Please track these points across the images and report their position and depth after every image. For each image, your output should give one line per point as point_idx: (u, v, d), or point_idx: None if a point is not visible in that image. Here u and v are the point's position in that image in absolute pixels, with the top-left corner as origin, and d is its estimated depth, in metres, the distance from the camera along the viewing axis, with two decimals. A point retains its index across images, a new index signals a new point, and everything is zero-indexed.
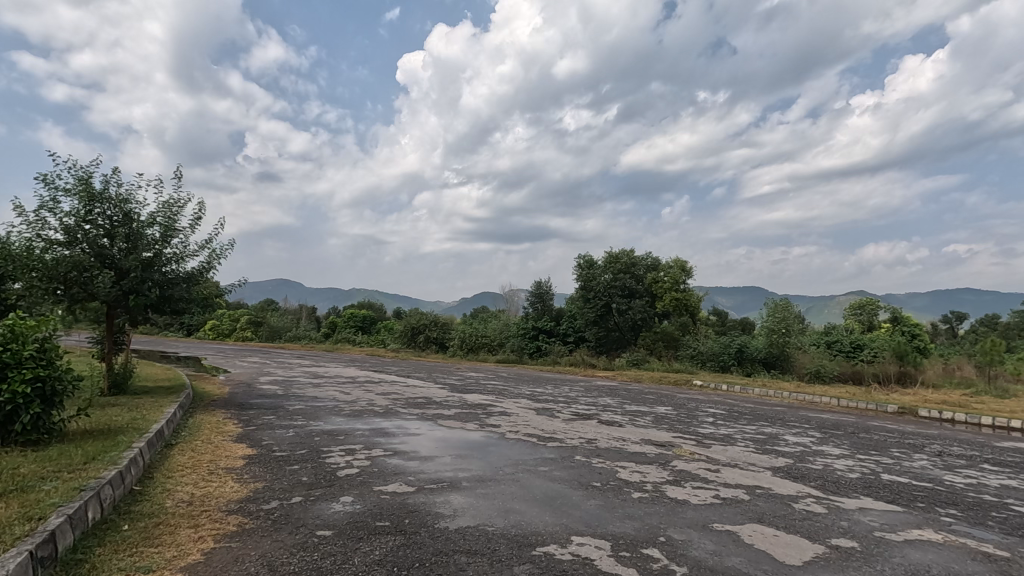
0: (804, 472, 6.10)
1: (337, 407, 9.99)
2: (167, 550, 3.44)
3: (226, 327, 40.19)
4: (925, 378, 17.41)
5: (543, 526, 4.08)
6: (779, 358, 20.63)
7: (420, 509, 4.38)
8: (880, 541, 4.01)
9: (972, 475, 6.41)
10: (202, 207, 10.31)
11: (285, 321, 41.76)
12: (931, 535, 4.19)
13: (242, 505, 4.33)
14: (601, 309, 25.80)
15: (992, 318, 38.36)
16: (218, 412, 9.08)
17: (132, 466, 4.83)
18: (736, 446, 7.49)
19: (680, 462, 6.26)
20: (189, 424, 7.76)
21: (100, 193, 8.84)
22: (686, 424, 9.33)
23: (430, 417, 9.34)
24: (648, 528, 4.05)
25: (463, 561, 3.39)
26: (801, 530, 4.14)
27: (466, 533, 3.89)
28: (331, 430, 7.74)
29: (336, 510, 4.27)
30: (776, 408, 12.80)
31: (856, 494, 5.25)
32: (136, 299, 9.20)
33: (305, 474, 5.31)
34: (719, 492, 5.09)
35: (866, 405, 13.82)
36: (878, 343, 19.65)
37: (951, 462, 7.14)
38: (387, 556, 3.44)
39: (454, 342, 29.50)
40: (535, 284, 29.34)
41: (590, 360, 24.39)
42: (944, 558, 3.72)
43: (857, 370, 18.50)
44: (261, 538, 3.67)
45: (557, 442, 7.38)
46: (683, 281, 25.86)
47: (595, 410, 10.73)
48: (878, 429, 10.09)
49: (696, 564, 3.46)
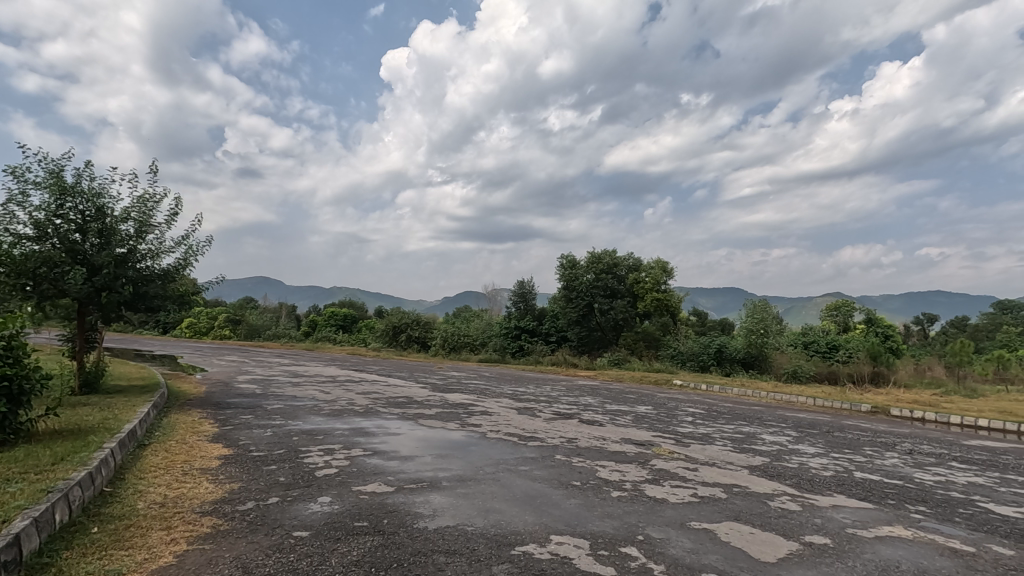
0: (780, 471, 6.19)
1: (317, 407, 9.85)
2: (138, 552, 3.37)
3: (203, 326, 39.48)
4: (897, 378, 17.83)
5: (522, 526, 4.07)
6: (757, 359, 20.94)
7: (399, 509, 4.36)
8: (852, 537, 4.09)
9: (940, 472, 6.58)
10: (179, 203, 10.14)
11: (264, 319, 41.17)
12: (901, 531, 4.29)
13: (217, 507, 4.26)
14: (584, 309, 26.14)
15: (962, 320, 39.43)
16: (194, 411, 8.90)
17: (103, 467, 4.72)
18: (713, 445, 7.57)
19: (659, 462, 6.30)
20: (163, 424, 7.59)
21: (72, 187, 8.60)
22: (665, 424, 9.40)
23: (411, 417, 9.26)
24: (626, 527, 4.08)
25: (442, 561, 3.38)
26: (776, 528, 4.21)
27: (445, 533, 3.87)
28: (310, 430, 7.64)
29: (313, 511, 4.23)
30: (753, 407, 12.92)
31: (829, 491, 5.36)
32: (108, 296, 8.97)
33: (283, 474, 5.25)
34: (697, 491, 5.13)
35: (840, 405, 14.09)
36: (853, 343, 20.12)
37: (921, 460, 7.32)
38: (364, 557, 3.41)
39: (436, 341, 29.36)
40: (518, 284, 29.34)
41: (572, 360, 24.45)
42: (913, 554, 3.82)
43: (832, 371, 18.83)
44: (237, 540, 3.61)
45: (538, 441, 7.38)
46: (664, 282, 25.98)
47: (575, 410, 10.75)
48: (851, 429, 10.27)
49: (673, 563, 3.49)
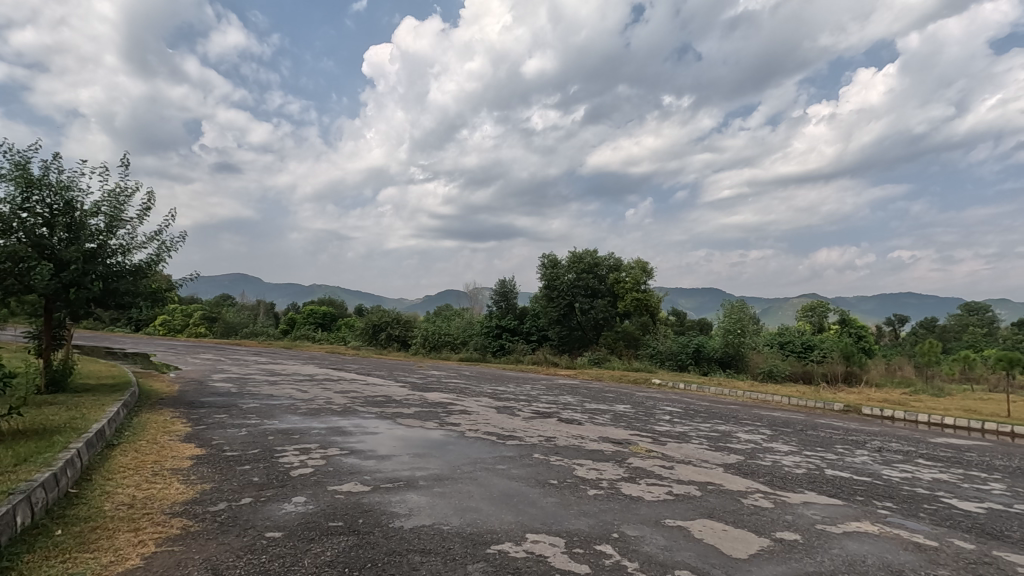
0: (753, 468, 6.31)
1: (293, 406, 9.70)
2: (104, 555, 3.29)
3: (178, 323, 38.76)
4: (868, 378, 18.30)
5: (499, 525, 4.07)
6: (734, 358, 21.30)
7: (374, 509, 4.32)
8: (821, 534, 4.18)
9: (907, 469, 6.78)
10: (153, 197, 9.92)
11: (241, 317, 40.53)
12: (868, 527, 4.40)
13: (187, 508, 4.17)
14: (565, 308, 26.27)
15: (932, 322, 40.51)
16: (165, 411, 8.69)
17: (68, 468, 4.59)
18: (690, 443, 7.68)
19: (636, 460, 6.38)
20: (133, 424, 7.40)
21: (38, 179, 8.36)
22: (643, 422, 9.51)
23: (389, 416, 9.18)
24: (601, 525, 4.12)
25: (417, 561, 3.36)
26: (749, 525, 4.28)
27: (421, 533, 3.85)
28: (286, 429, 7.51)
29: (287, 511, 4.18)
30: (730, 406, 13.05)
31: (801, 489, 5.48)
32: (76, 292, 8.73)
33: (256, 474, 5.17)
34: (672, 488, 5.21)
35: (814, 404, 14.37)
36: (827, 344, 20.57)
37: (888, 457, 7.54)
38: (338, 557, 3.38)
39: (416, 340, 29.19)
40: (499, 283, 29.38)
41: (552, 359, 24.48)
42: (879, 549, 3.92)
43: (807, 370, 19.19)
44: (207, 542, 3.54)
45: (517, 440, 7.37)
46: (644, 282, 26.24)
47: (554, 409, 10.76)
48: (824, 426, 10.52)
49: (647, 560, 3.53)
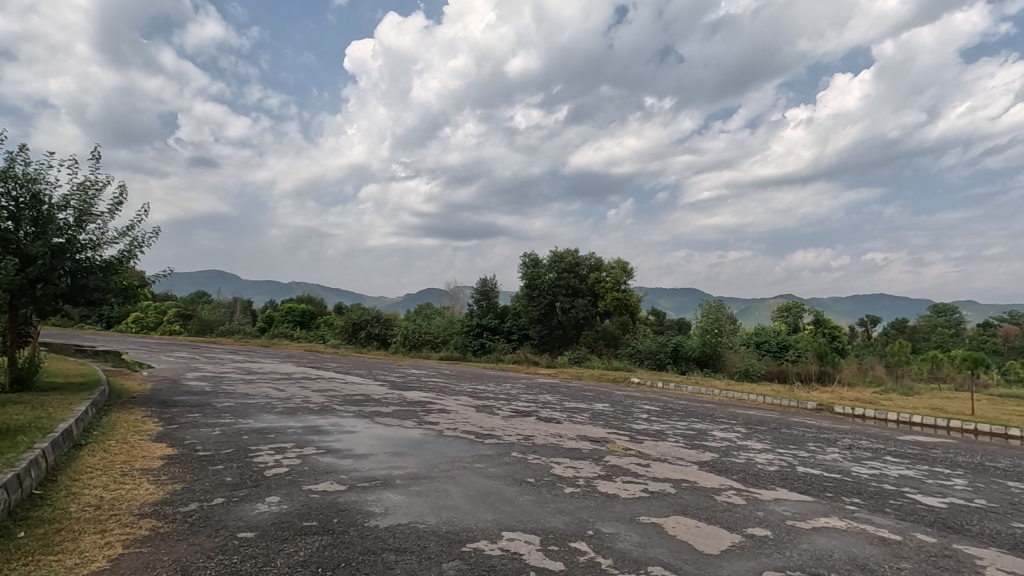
0: (728, 465, 6.42)
1: (270, 405, 9.58)
2: (69, 557, 3.22)
3: (151, 321, 37.99)
4: (841, 377, 18.75)
5: (475, 523, 4.08)
6: (711, 357, 21.63)
7: (349, 508, 4.28)
8: (790, 529, 4.27)
9: (875, 466, 6.97)
10: (125, 192, 9.69)
11: (217, 314, 39.79)
12: (836, 522, 4.52)
13: (157, 509, 4.09)
14: (545, 307, 26.37)
15: (902, 323, 41.56)
16: (136, 410, 8.45)
17: (32, 468, 4.47)
18: (666, 441, 7.78)
19: (612, 458, 6.45)
20: (102, 424, 7.20)
21: (3, 172, 8.12)
22: (621, 421, 9.57)
23: (367, 414, 9.14)
24: (577, 523, 4.15)
25: (392, 560, 3.35)
26: (720, 521, 4.36)
27: (397, 532, 3.83)
28: (262, 429, 7.40)
29: (260, 511, 4.13)
30: (707, 405, 13.25)
31: (773, 485, 5.59)
32: (43, 288, 8.48)
33: (230, 474, 5.10)
34: (647, 486, 5.28)
35: (788, 402, 14.70)
36: (802, 344, 20.97)
37: (858, 454, 7.75)
38: (312, 557, 3.35)
39: (396, 338, 29.02)
40: (480, 282, 29.37)
41: (533, 358, 24.56)
42: (846, 544, 4.02)
43: (782, 370, 19.55)
44: (177, 542, 3.48)
45: (495, 439, 7.40)
46: (624, 281, 26.48)
47: (533, 408, 10.78)
48: (796, 424, 10.76)
49: (621, 556, 3.58)
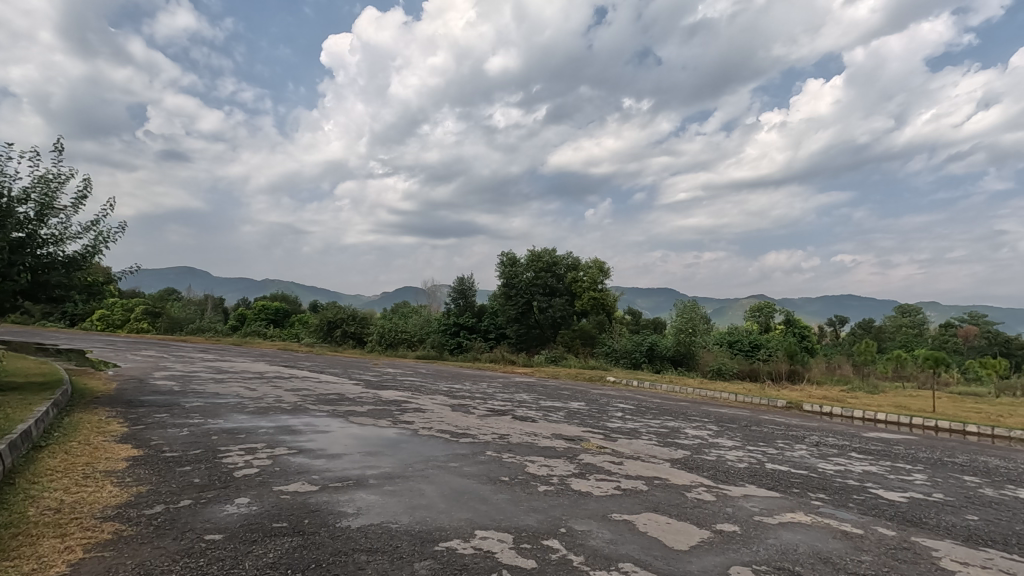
0: (699, 463, 6.53)
1: (241, 405, 9.39)
2: (25, 563, 3.12)
3: (118, 318, 36.88)
4: (810, 376, 19.23)
5: (448, 522, 4.08)
6: (685, 356, 22.00)
7: (321, 509, 4.23)
8: (758, 525, 4.37)
9: (841, 462, 7.18)
10: (89, 184, 9.40)
11: (187, 311, 38.80)
12: (801, 517, 4.64)
13: (120, 512, 3.98)
14: (523, 307, 26.42)
15: (868, 324, 42.80)
16: (100, 411, 8.21)
17: None
18: (640, 439, 7.88)
19: (587, 456, 6.51)
20: (63, 425, 6.98)
21: None
22: (595, 420, 9.65)
23: (342, 414, 9.05)
24: (550, 520, 4.18)
25: (363, 560, 3.33)
26: (691, 518, 4.43)
27: (369, 532, 3.80)
28: (232, 429, 7.27)
29: (228, 513, 4.05)
30: (681, 403, 13.45)
31: (742, 482, 5.72)
32: (2, 284, 8.19)
33: (198, 475, 4.99)
34: (620, 483, 5.34)
35: (759, 400, 15.02)
36: (773, 343, 21.41)
37: (825, 451, 7.96)
38: (281, 558, 3.31)
39: (372, 337, 28.76)
40: (457, 281, 29.29)
41: (510, 356, 24.61)
42: (810, 538, 4.14)
43: (753, 369, 19.95)
44: (141, 546, 3.40)
45: (470, 437, 7.39)
46: (600, 281, 26.90)
47: (509, 407, 10.77)
48: (767, 422, 11.00)
49: (593, 553, 3.61)
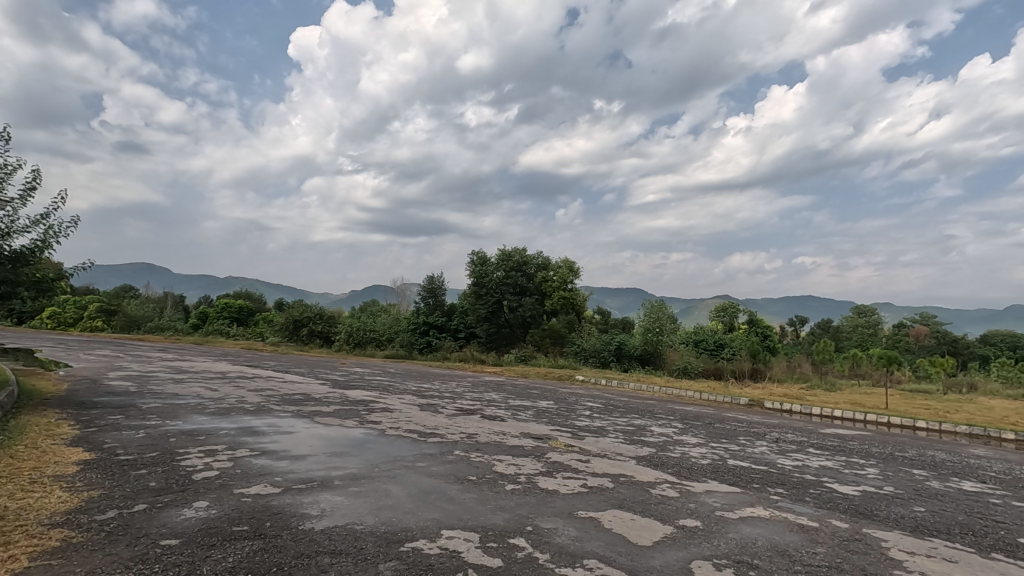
0: (664, 460, 6.65)
1: (201, 405, 9.14)
2: None
3: (70, 316, 35.30)
4: (771, 374, 19.80)
5: (414, 522, 4.05)
6: (653, 355, 22.33)
7: (284, 511, 4.15)
8: (719, 520, 4.48)
9: (798, 457, 7.44)
10: (38, 176, 8.98)
11: (144, 309, 37.41)
12: (760, 512, 4.78)
13: (69, 518, 3.82)
14: (493, 306, 26.41)
15: (826, 324, 44.31)
16: (50, 412, 7.88)
17: None
18: (606, 437, 7.98)
19: (554, 454, 6.55)
20: (9, 427, 6.67)
21: None
22: (564, 418, 9.74)
23: (307, 414, 8.88)
24: (517, 519, 4.20)
25: (326, 563, 3.28)
26: (655, 514, 4.52)
27: (332, 533, 3.75)
28: (191, 430, 7.07)
29: (186, 517, 3.92)
30: (647, 402, 13.64)
31: (705, 478, 5.85)
32: None
33: (154, 479, 4.82)
34: (586, 481, 5.39)
35: (722, 398, 15.39)
36: (737, 343, 21.94)
37: (784, 447, 8.23)
38: (240, 562, 3.23)
39: (340, 336, 28.30)
40: (427, 279, 29.06)
41: (480, 356, 24.55)
42: (769, 532, 4.27)
43: (718, 368, 20.40)
44: (91, 553, 3.26)
45: (438, 437, 7.35)
46: (570, 281, 27.03)
47: (478, 406, 10.77)
48: (729, 419, 11.28)
49: (558, 551, 3.64)
